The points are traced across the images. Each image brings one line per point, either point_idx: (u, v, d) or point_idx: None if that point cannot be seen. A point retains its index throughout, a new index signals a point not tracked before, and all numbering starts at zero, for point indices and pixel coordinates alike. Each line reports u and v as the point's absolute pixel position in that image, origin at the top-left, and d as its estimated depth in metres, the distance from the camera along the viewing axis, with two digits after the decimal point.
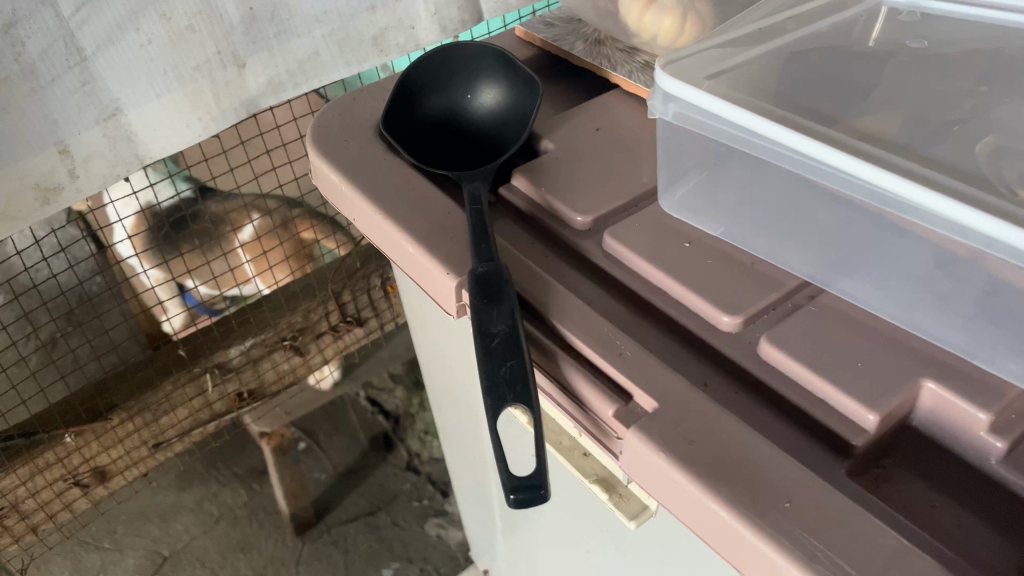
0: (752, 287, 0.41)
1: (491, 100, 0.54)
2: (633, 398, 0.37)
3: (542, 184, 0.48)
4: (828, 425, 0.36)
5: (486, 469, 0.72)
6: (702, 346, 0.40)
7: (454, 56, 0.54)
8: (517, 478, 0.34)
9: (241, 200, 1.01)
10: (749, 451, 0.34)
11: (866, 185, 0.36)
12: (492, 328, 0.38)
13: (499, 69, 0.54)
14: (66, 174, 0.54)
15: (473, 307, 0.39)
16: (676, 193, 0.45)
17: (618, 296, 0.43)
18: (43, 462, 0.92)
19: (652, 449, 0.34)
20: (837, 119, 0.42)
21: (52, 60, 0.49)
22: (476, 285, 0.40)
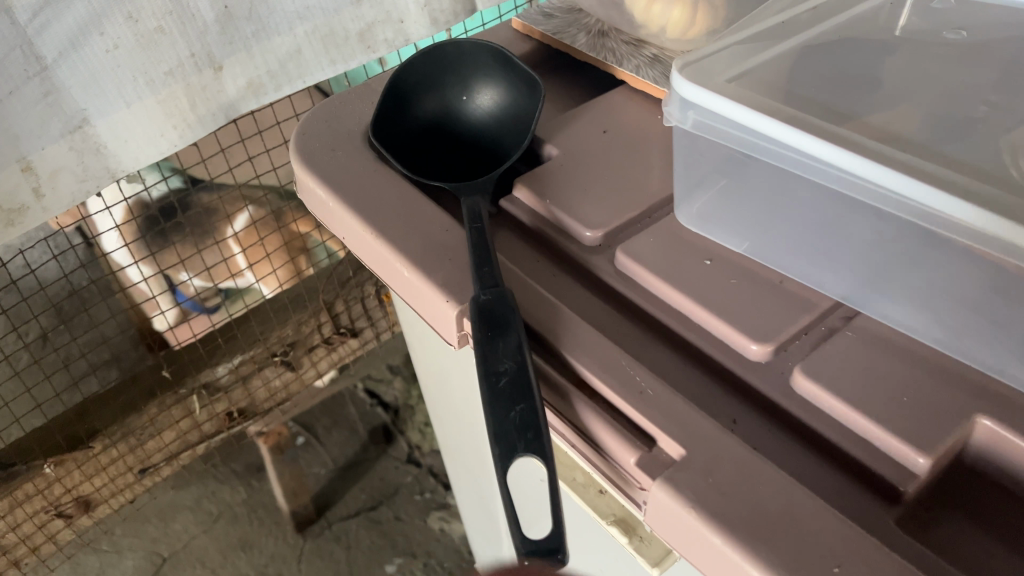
0: (781, 310, 0.38)
1: (489, 102, 0.50)
2: (657, 443, 0.34)
3: (546, 196, 0.44)
4: (870, 466, 0.33)
5: (491, 487, 0.68)
6: (728, 377, 0.37)
7: (449, 54, 0.50)
8: (532, 541, 0.30)
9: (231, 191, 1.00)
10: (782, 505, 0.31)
11: (917, 205, 0.32)
12: (499, 366, 0.35)
13: (497, 68, 0.50)
14: (31, 193, 0.50)
15: (476, 341, 0.36)
16: (694, 204, 0.41)
17: (633, 317, 0.40)
18: (23, 494, 0.87)
19: (682, 505, 0.31)
20: (869, 122, 0.38)
21: (11, 70, 0.45)
22: (480, 316, 0.36)
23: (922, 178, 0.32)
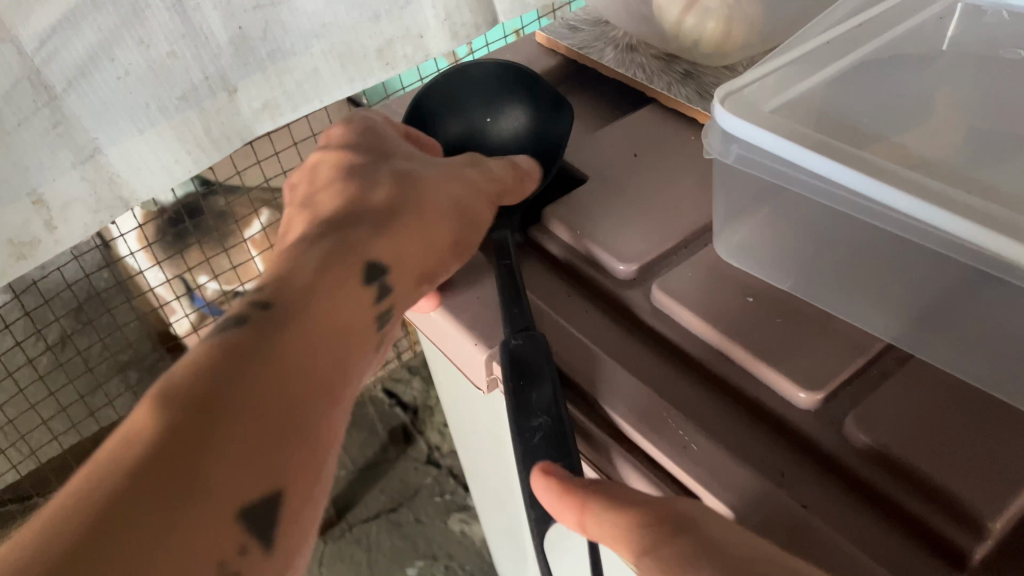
0: (831, 352, 0.36)
1: (513, 125, 0.48)
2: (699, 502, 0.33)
3: (576, 226, 0.42)
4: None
5: (520, 524, 0.63)
6: (775, 424, 0.35)
7: (472, 75, 0.48)
8: None
9: (250, 197, 0.94)
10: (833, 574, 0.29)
11: (978, 249, 0.29)
12: (533, 420, 0.33)
13: (520, 88, 0.48)
14: (43, 226, 0.48)
15: (507, 390, 0.34)
16: (733, 237, 0.39)
17: (672, 359, 0.38)
18: None
19: None
20: (893, 140, 0.37)
21: (17, 102, 0.44)
22: (509, 368, 0.34)
23: (983, 220, 0.29)
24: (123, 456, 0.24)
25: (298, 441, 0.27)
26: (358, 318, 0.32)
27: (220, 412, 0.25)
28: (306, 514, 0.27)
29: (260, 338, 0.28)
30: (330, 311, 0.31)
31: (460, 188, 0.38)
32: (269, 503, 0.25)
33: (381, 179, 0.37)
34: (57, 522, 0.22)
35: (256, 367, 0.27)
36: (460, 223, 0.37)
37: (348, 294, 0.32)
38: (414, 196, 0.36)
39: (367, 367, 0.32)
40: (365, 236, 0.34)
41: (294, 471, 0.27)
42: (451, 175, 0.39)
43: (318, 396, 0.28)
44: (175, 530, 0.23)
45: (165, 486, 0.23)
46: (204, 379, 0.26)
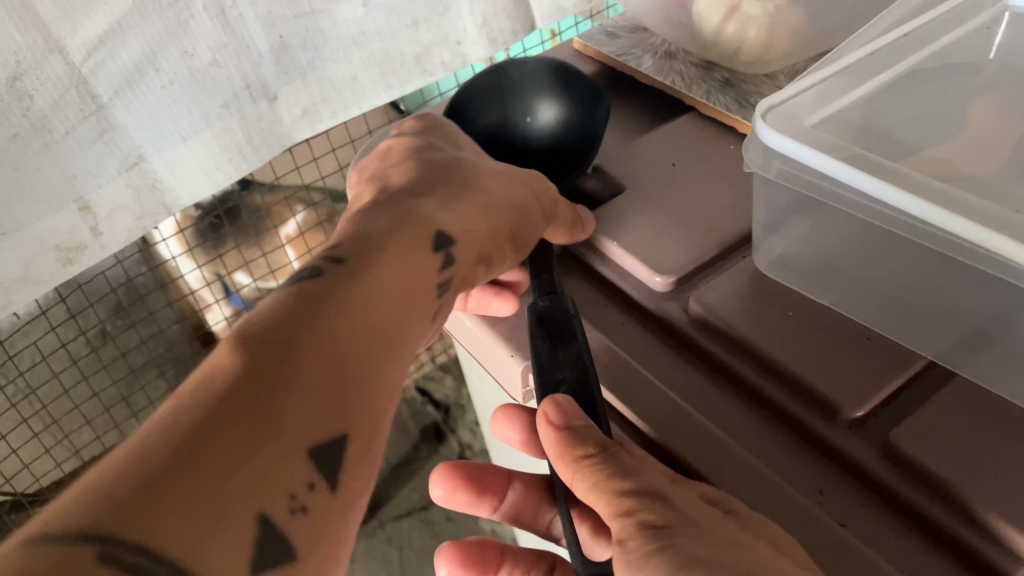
0: (873, 368, 0.35)
1: (550, 118, 0.47)
2: None
3: (614, 237, 0.42)
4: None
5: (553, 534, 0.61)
6: (814, 442, 0.34)
7: (512, 71, 0.48)
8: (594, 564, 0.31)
9: (284, 192, 0.96)
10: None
11: (1010, 264, 0.29)
12: (558, 375, 0.35)
13: (555, 81, 0.47)
14: (89, 232, 0.49)
15: (535, 346, 0.36)
16: (772, 250, 0.39)
17: (711, 374, 0.38)
18: None
19: None
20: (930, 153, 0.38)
21: (65, 112, 0.44)
22: (538, 329, 0.36)
23: (1012, 234, 0.29)
24: (207, 387, 0.24)
25: (366, 391, 0.27)
26: (422, 281, 0.33)
27: (301, 351, 0.26)
28: (368, 468, 0.27)
29: (334, 293, 0.29)
30: (394, 272, 0.32)
31: (522, 187, 0.41)
32: (339, 444, 0.25)
33: (449, 168, 0.40)
34: (147, 437, 0.22)
35: (326, 316, 0.28)
36: (519, 215, 0.39)
37: (420, 251, 0.34)
38: (476, 186, 0.39)
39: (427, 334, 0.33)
40: (435, 209, 0.36)
41: (359, 420, 0.27)
42: (510, 174, 0.42)
43: (383, 352, 0.29)
44: (256, 457, 0.22)
45: (247, 409, 0.23)
46: (282, 324, 0.27)
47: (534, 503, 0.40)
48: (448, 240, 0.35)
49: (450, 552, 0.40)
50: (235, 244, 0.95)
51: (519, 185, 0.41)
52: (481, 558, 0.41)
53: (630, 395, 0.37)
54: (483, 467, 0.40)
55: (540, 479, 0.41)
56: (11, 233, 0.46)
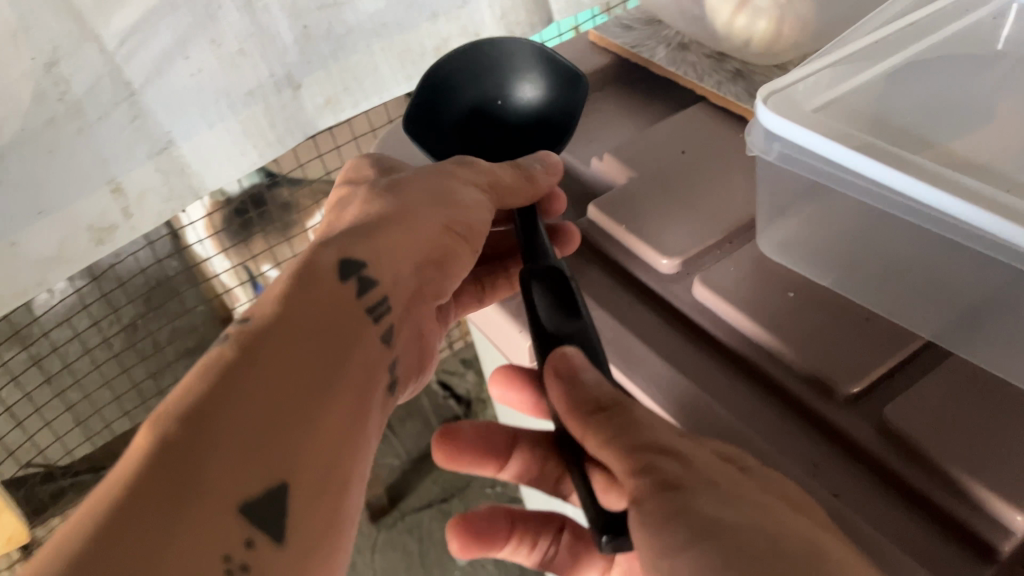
0: (872, 348, 0.36)
1: (530, 94, 0.50)
2: None
3: (622, 220, 0.43)
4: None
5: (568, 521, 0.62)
6: (813, 419, 0.35)
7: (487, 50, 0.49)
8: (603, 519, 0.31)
9: (313, 189, 0.96)
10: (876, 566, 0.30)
11: (999, 239, 0.30)
12: (565, 330, 0.36)
13: (539, 60, 0.49)
14: (120, 213, 0.51)
15: (542, 302, 0.37)
16: (776, 234, 0.40)
17: (717, 357, 0.39)
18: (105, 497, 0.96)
19: None
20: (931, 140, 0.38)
21: (99, 97, 0.46)
22: (543, 285, 0.37)
23: (999, 210, 0.30)
24: (128, 470, 0.24)
25: (298, 436, 0.28)
26: (347, 307, 0.32)
27: (227, 414, 0.26)
28: (323, 502, 0.28)
29: (260, 340, 0.29)
30: (329, 309, 0.31)
31: (442, 177, 0.40)
32: (277, 496, 0.26)
33: (373, 189, 0.39)
34: (68, 537, 0.23)
35: (247, 370, 0.28)
36: (445, 209, 0.38)
37: (323, 279, 0.32)
38: (390, 194, 0.38)
39: (370, 358, 0.33)
40: (351, 231, 0.35)
41: (297, 464, 0.27)
42: (432, 166, 0.40)
43: (324, 391, 0.29)
44: (181, 539, 0.23)
45: (169, 491, 0.24)
46: (209, 385, 0.27)
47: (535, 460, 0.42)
48: (359, 263, 0.34)
49: (461, 518, 0.42)
50: (262, 234, 0.98)
51: (445, 181, 0.39)
52: (489, 521, 0.42)
53: (635, 373, 0.38)
54: (487, 429, 0.42)
55: (540, 437, 0.42)
56: (47, 212, 0.48)
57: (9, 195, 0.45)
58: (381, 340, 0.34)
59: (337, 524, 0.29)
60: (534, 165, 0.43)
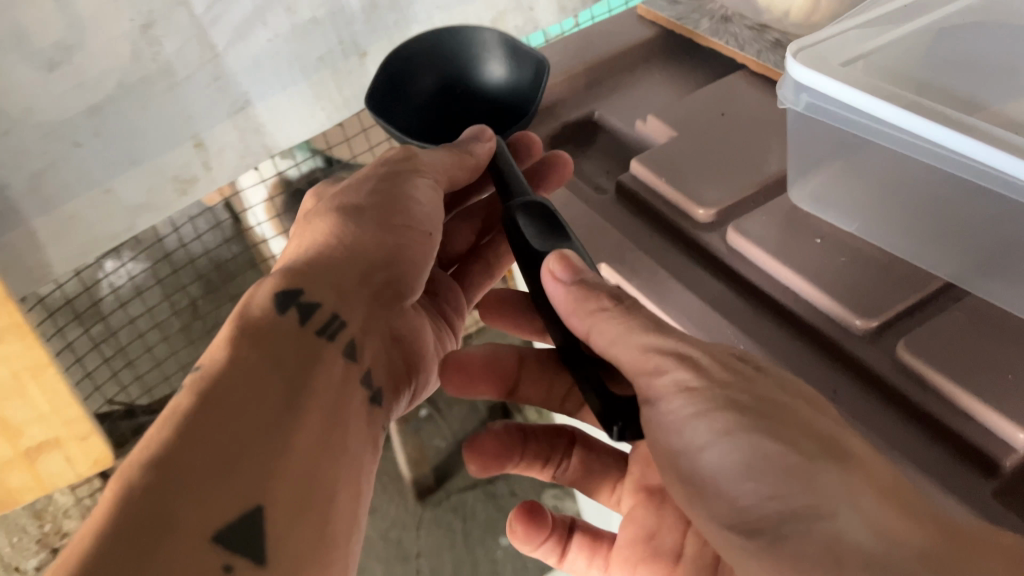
0: (892, 287, 0.39)
1: (493, 73, 0.55)
2: None
3: (663, 173, 0.46)
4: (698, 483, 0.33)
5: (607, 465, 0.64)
6: (834, 352, 0.38)
7: (449, 38, 0.54)
8: (608, 410, 0.36)
9: None
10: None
11: (1005, 175, 0.32)
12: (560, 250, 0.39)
13: (502, 44, 0.54)
14: (201, 166, 0.56)
15: (533, 230, 0.40)
16: (807, 184, 0.43)
17: (746, 297, 0.42)
18: None
19: None
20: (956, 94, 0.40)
21: (187, 58, 0.50)
22: (529, 215, 0.41)
23: (1006, 148, 0.32)
24: (103, 524, 0.26)
25: (262, 466, 0.30)
26: (300, 334, 0.35)
27: (183, 461, 0.28)
28: (303, 521, 0.30)
29: (209, 390, 0.31)
30: (275, 352, 0.34)
31: (375, 195, 0.43)
32: (252, 519, 0.28)
33: (305, 229, 0.42)
34: None
35: (205, 416, 0.30)
36: (379, 221, 0.41)
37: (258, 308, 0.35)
38: (330, 219, 0.41)
39: (330, 387, 0.35)
40: (289, 270, 0.38)
41: (267, 492, 0.29)
42: (365, 187, 0.43)
43: (282, 422, 0.31)
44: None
45: (142, 537, 0.25)
46: (162, 441, 0.29)
47: (540, 374, 0.45)
48: (296, 292, 0.37)
49: (473, 439, 0.44)
50: None
51: (379, 196, 0.42)
52: (503, 440, 0.45)
53: (667, 309, 0.41)
54: (493, 353, 0.44)
55: (542, 354, 0.45)
56: (138, 162, 0.53)
57: (107, 143, 0.50)
58: (342, 355, 0.37)
59: (325, 539, 0.31)
60: (472, 142, 0.46)
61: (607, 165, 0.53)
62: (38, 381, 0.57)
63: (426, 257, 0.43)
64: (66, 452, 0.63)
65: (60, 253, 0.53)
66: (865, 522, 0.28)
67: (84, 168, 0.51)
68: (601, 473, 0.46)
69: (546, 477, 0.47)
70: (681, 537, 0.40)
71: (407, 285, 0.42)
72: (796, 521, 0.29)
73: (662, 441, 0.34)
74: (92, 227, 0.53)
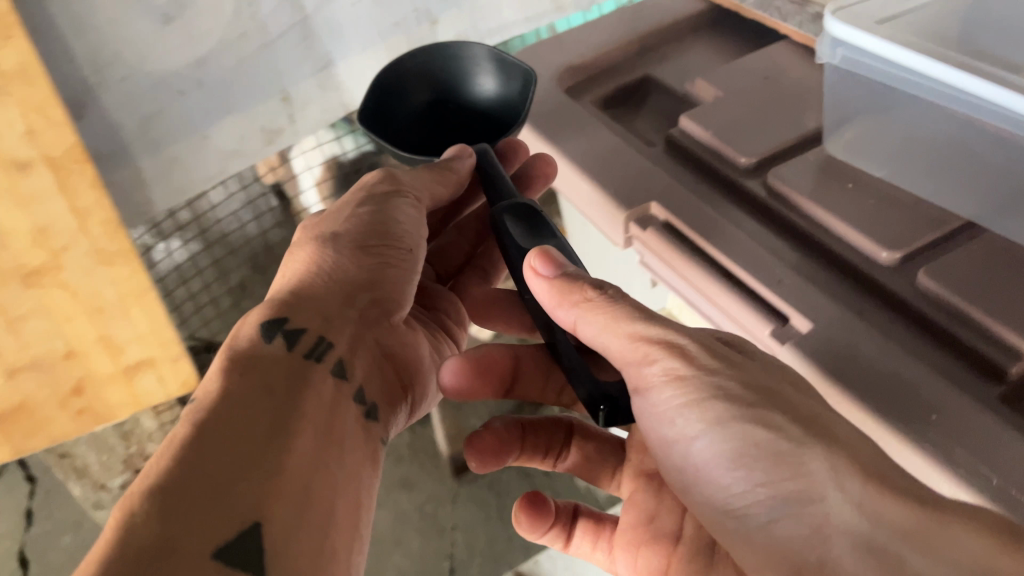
0: (914, 224, 0.42)
1: (485, 85, 0.58)
2: (790, 321, 0.41)
3: (710, 126, 0.50)
4: (690, 472, 0.36)
5: None
6: (860, 278, 0.42)
7: (440, 53, 0.58)
8: (597, 391, 0.38)
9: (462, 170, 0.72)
10: (902, 396, 0.36)
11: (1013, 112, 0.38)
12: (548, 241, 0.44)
13: (491, 59, 0.57)
14: (287, 118, 0.62)
15: (518, 230, 0.44)
16: (842, 134, 0.47)
17: (781, 235, 0.45)
18: None
19: (799, 364, 0.39)
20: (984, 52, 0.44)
21: (280, 17, 0.57)
22: (512, 215, 0.45)
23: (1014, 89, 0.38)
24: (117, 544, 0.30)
25: (253, 483, 0.34)
26: (284, 361, 0.40)
27: (190, 492, 0.33)
28: (302, 528, 0.34)
29: (202, 422, 0.36)
30: (263, 380, 0.39)
31: (357, 223, 0.47)
32: (251, 529, 0.33)
33: (292, 268, 0.47)
34: None
35: (198, 444, 0.35)
36: (358, 247, 0.46)
37: (248, 345, 0.41)
38: (313, 254, 0.46)
39: (318, 407, 0.40)
40: (276, 306, 0.43)
41: (260, 502, 0.34)
42: (345, 216, 0.48)
43: (273, 444, 0.36)
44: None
45: (149, 554, 0.30)
46: (168, 469, 0.33)
47: (535, 367, 0.47)
48: (281, 322, 0.42)
49: (472, 438, 0.46)
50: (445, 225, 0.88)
51: (358, 225, 0.47)
52: (502, 437, 0.47)
53: (710, 241, 0.45)
54: (486, 357, 0.44)
55: (536, 351, 0.47)
56: (234, 112, 0.59)
57: (207, 94, 0.57)
58: (328, 372, 0.42)
59: (326, 552, 0.35)
60: (454, 159, 0.51)
61: (656, 123, 0.57)
62: (142, 305, 0.62)
63: (410, 268, 0.48)
64: (159, 372, 0.66)
65: (162, 191, 0.60)
66: (852, 502, 0.31)
67: (190, 113, 0.57)
68: (601, 460, 0.50)
69: (548, 463, 0.51)
70: (679, 521, 0.43)
71: (391, 302, 0.47)
72: (791, 508, 0.32)
73: (653, 430, 0.37)
74: (189, 171, 0.60)
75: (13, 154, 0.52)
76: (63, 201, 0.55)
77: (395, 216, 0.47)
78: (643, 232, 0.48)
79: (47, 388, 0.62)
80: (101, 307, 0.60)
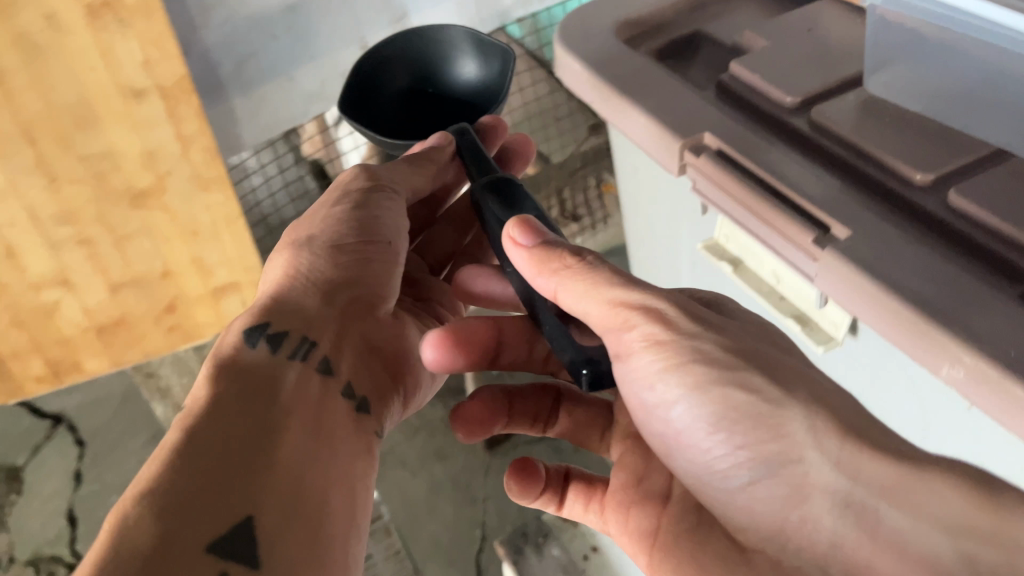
0: (946, 153, 0.37)
1: (466, 71, 0.53)
2: (831, 229, 0.36)
3: (756, 69, 0.42)
4: (670, 438, 0.34)
5: None
6: (907, 207, 0.36)
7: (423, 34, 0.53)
8: (577, 357, 0.33)
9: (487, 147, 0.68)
10: (954, 305, 0.31)
11: None
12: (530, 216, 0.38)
13: (469, 38, 0.52)
14: None
15: (492, 208, 0.39)
16: (878, 74, 0.40)
17: (827, 170, 0.39)
18: None
19: (837, 273, 0.34)
20: None
21: None
22: (488, 190, 0.40)
23: None
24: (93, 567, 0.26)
25: (245, 485, 0.30)
26: (266, 366, 0.35)
27: (184, 507, 0.28)
28: (297, 527, 0.30)
29: (190, 426, 0.31)
30: (249, 382, 0.34)
31: (338, 216, 0.42)
32: (243, 529, 0.29)
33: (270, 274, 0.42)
34: None
35: (179, 451, 0.30)
36: (341, 241, 0.41)
37: (226, 351, 0.36)
38: (293, 255, 0.41)
39: (310, 399, 0.35)
40: (254, 312, 0.38)
41: (257, 501, 0.30)
42: (323, 211, 0.43)
43: (261, 445, 0.32)
44: None
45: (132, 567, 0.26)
46: (155, 483, 0.29)
47: (517, 334, 0.42)
48: (264, 325, 0.37)
49: (458, 409, 0.43)
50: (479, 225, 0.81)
51: (340, 217, 0.42)
52: (489, 407, 0.43)
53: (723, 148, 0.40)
54: (466, 326, 0.40)
55: (516, 318, 0.42)
56: None
57: None
58: (319, 374, 0.37)
59: (325, 546, 0.31)
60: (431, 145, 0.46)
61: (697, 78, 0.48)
62: (232, 231, 0.58)
63: (398, 261, 0.43)
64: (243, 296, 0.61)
65: (248, 129, 0.59)
66: (830, 461, 0.30)
67: (274, 53, 0.56)
68: (589, 420, 0.45)
69: (536, 433, 0.46)
70: (669, 479, 0.38)
71: (383, 295, 0.42)
72: (771, 469, 0.31)
73: (630, 396, 0.34)
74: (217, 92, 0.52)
75: (128, 83, 0.49)
76: (169, 128, 0.52)
77: (380, 205, 0.43)
78: (698, 160, 0.40)
79: (147, 302, 0.58)
80: (196, 231, 0.57)
